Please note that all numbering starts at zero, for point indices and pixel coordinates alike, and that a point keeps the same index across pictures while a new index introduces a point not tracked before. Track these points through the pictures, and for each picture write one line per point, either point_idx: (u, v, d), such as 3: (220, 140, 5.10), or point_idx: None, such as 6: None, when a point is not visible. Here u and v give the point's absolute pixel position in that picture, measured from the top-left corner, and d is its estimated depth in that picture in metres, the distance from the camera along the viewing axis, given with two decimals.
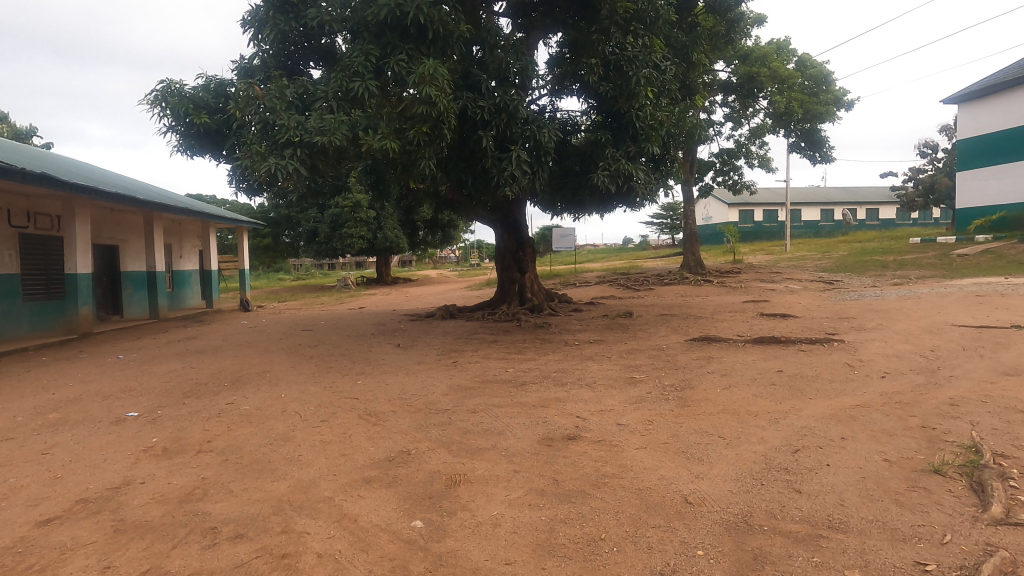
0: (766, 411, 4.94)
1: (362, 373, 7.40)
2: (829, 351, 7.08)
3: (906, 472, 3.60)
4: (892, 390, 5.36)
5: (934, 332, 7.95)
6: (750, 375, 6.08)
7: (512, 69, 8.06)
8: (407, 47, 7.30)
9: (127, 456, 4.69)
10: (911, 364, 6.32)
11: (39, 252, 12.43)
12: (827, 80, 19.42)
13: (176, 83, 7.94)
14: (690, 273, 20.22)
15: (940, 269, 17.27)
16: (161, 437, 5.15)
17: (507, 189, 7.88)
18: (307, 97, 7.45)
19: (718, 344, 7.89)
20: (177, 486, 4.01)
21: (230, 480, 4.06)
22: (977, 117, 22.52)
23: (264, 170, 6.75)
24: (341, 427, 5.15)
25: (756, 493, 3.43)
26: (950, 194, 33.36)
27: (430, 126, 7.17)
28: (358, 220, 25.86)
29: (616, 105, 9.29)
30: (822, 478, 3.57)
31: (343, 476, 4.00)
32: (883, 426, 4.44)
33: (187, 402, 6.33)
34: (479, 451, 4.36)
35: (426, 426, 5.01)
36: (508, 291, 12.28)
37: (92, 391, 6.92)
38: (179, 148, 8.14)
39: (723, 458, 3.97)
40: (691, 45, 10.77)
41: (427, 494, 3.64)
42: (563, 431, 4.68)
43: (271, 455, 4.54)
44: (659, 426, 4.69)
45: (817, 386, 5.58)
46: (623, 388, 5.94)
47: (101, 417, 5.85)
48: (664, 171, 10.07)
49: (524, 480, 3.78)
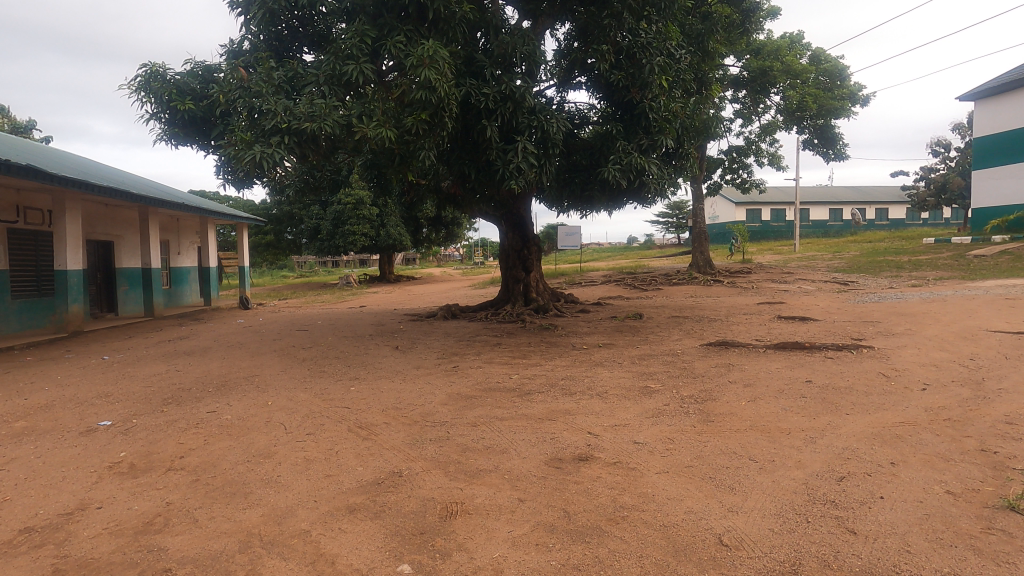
0: (799, 428, 4.44)
1: (356, 379, 6.91)
2: (859, 359, 6.53)
3: (976, 508, 3.09)
4: (938, 405, 4.84)
5: (970, 338, 7.41)
6: (777, 386, 5.56)
7: (518, 55, 7.53)
8: (406, 28, 6.85)
9: (88, 475, 4.22)
10: (952, 374, 5.80)
11: (29, 248, 12.02)
12: (842, 75, 18.71)
13: (160, 67, 7.40)
14: (699, 275, 19.41)
15: (958, 269, 16.73)
16: (130, 452, 4.68)
17: (512, 183, 7.37)
18: (297, 81, 6.91)
19: (737, 349, 7.37)
20: (137, 513, 3.55)
21: (198, 507, 3.59)
22: (995, 114, 21.89)
23: (248, 159, 6.14)
24: (328, 442, 4.68)
25: (802, 533, 2.94)
26: (964, 195, 32.64)
27: (429, 114, 6.69)
28: (361, 217, 25.32)
29: (628, 95, 8.82)
30: (877, 515, 3.07)
31: (324, 504, 3.52)
32: (936, 448, 3.93)
33: (166, 410, 5.85)
34: (479, 473, 3.87)
35: (422, 441, 4.53)
36: (513, 289, 11.80)
37: (67, 397, 6.44)
38: (163, 137, 7.60)
39: (758, 487, 3.46)
40: (706, 33, 10.32)
41: (420, 529, 3.15)
42: (574, 451, 4.19)
43: (248, 475, 4.06)
44: (682, 445, 4.19)
45: (853, 400, 5.06)
46: (638, 399, 5.43)
47: (71, 427, 5.40)
48: (677, 166, 9.59)
49: (531, 512, 3.29)
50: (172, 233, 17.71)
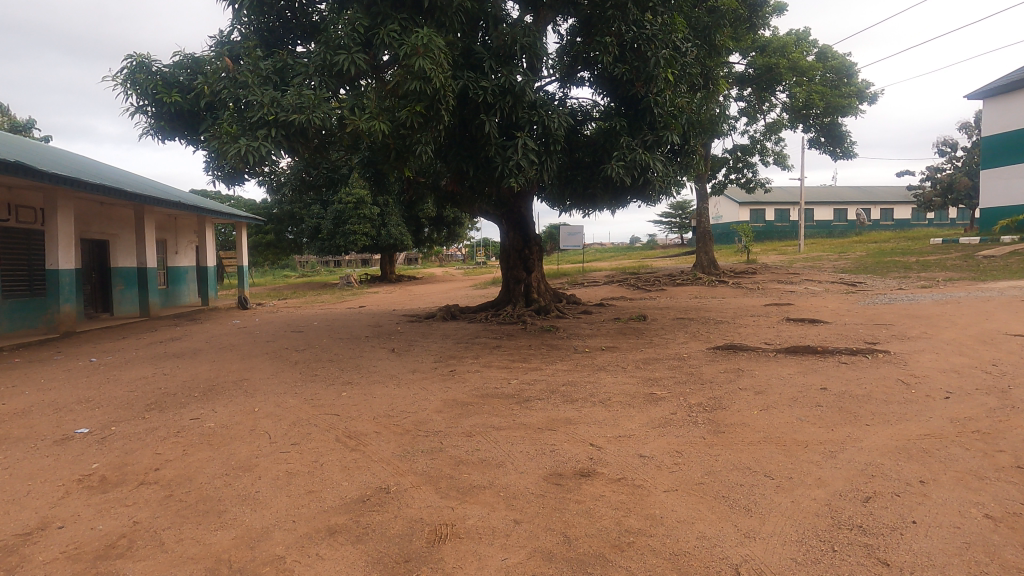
0: (817, 441, 4.14)
1: (349, 384, 6.62)
2: (876, 364, 6.22)
3: (1020, 536, 2.79)
4: (964, 416, 4.54)
5: (990, 342, 7.09)
6: (790, 394, 5.26)
7: (518, 46, 7.23)
8: (400, 16, 6.58)
9: (55, 489, 3.94)
10: (975, 381, 5.50)
11: (20, 246, 11.77)
12: (850, 72, 18.36)
13: (146, 58, 7.13)
14: (703, 275, 19.12)
15: (968, 270, 16.39)
16: (103, 463, 4.39)
17: (511, 180, 7.07)
18: (287, 72, 6.63)
19: (746, 353, 7.06)
20: (100, 534, 3.27)
21: (167, 526, 3.31)
22: (1004, 113, 21.50)
23: (233, 153, 5.86)
24: (314, 453, 4.39)
25: (828, 564, 2.65)
26: (971, 194, 32.24)
27: (424, 106, 6.42)
28: (362, 216, 25.02)
29: (633, 89, 8.53)
30: (911, 543, 2.77)
31: (303, 525, 3.23)
32: (968, 464, 3.63)
33: (147, 417, 5.57)
34: (473, 490, 3.58)
35: (413, 453, 4.24)
36: (513, 289, 11.51)
37: (47, 402, 6.16)
38: (149, 131, 7.32)
39: (776, 509, 3.17)
40: (714, 26, 10.01)
41: (405, 556, 2.87)
42: (575, 465, 3.89)
43: (224, 491, 3.78)
44: (691, 459, 3.89)
45: (873, 409, 4.76)
46: (644, 407, 5.13)
47: (45, 435, 5.12)
48: (683, 163, 9.28)
49: (527, 536, 3.00)
50: (169, 232, 17.48)
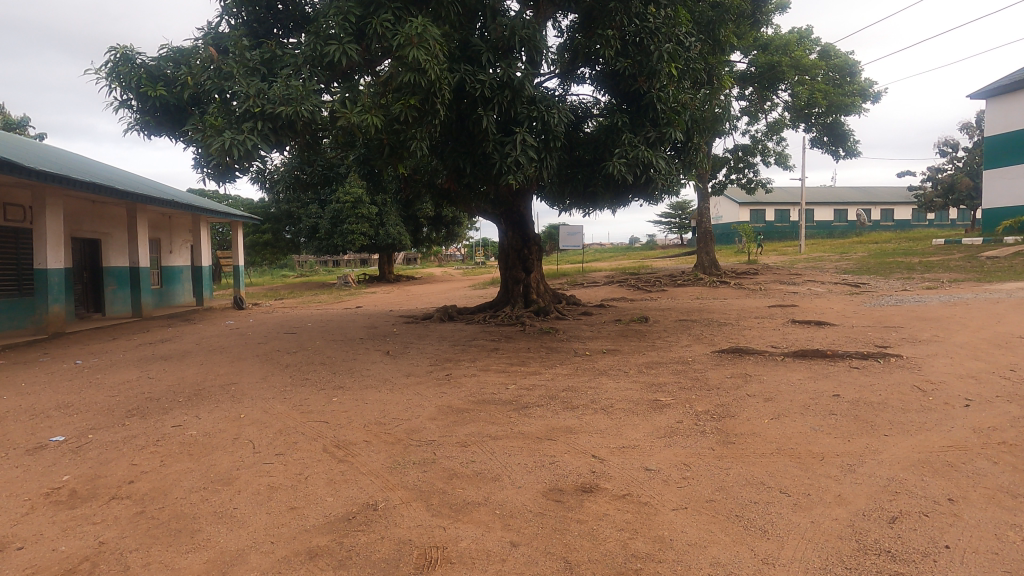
0: (833, 453, 3.89)
1: (340, 388, 6.36)
2: (888, 369, 5.98)
3: None
4: (988, 425, 4.28)
5: (1004, 346, 6.85)
6: (801, 401, 5.01)
7: (517, 38, 6.96)
8: (394, 5, 6.34)
9: (20, 504, 3.68)
10: (995, 387, 5.25)
11: (8, 245, 11.50)
12: (852, 71, 18.13)
13: (131, 50, 6.88)
14: (705, 275, 18.90)
15: (974, 271, 16.14)
16: (75, 475, 4.14)
17: (510, 177, 6.81)
18: (276, 63, 6.39)
19: (752, 357, 6.81)
20: (62, 556, 3.01)
21: (135, 548, 3.06)
22: (1008, 113, 21.23)
23: (217, 146, 5.59)
24: (300, 464, 4.14)
25: None
26: (972, 195, 31.98)
27: (419, 100, 6.17)
28: (359, 216, 24.75)
29: (635, 85, 8.29)
30: (945, 571, 2.52)
31: (281, 548, 2.98)
32: (997, 480, 3.39)
33: (127, 424, 5.31)
34: (467, 507, 3.33)
35: (404, 465, 3.98)
36: (513, 289, 11.26)
37: (23, 408, 5.88)
38: (135, 127, 7.06)
39: (795, 530, 2.91)
40: (718, 22, 9.76)
41: None
42: (577, 479, 3.64)
43: (200, 507, 3.52)
44: (701, 473, 3.64)
45: (890, 418, 4.50)
46: (648, 415, 4.87)
47: (18, 443, 4.87)
48: (687, 161, 9.04)
49: (524, 561, 2.74)
50: (163, 230, 17.22)
